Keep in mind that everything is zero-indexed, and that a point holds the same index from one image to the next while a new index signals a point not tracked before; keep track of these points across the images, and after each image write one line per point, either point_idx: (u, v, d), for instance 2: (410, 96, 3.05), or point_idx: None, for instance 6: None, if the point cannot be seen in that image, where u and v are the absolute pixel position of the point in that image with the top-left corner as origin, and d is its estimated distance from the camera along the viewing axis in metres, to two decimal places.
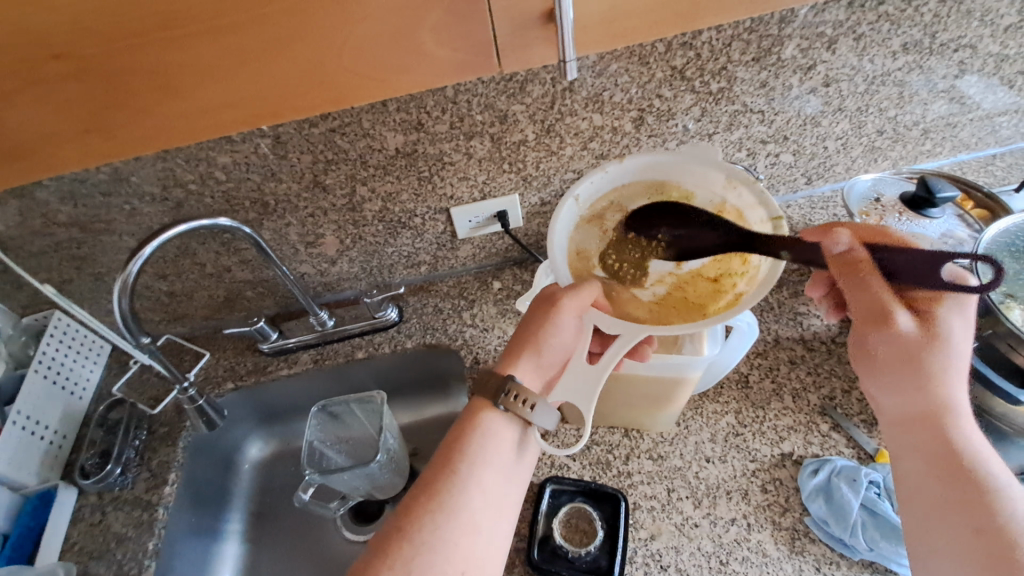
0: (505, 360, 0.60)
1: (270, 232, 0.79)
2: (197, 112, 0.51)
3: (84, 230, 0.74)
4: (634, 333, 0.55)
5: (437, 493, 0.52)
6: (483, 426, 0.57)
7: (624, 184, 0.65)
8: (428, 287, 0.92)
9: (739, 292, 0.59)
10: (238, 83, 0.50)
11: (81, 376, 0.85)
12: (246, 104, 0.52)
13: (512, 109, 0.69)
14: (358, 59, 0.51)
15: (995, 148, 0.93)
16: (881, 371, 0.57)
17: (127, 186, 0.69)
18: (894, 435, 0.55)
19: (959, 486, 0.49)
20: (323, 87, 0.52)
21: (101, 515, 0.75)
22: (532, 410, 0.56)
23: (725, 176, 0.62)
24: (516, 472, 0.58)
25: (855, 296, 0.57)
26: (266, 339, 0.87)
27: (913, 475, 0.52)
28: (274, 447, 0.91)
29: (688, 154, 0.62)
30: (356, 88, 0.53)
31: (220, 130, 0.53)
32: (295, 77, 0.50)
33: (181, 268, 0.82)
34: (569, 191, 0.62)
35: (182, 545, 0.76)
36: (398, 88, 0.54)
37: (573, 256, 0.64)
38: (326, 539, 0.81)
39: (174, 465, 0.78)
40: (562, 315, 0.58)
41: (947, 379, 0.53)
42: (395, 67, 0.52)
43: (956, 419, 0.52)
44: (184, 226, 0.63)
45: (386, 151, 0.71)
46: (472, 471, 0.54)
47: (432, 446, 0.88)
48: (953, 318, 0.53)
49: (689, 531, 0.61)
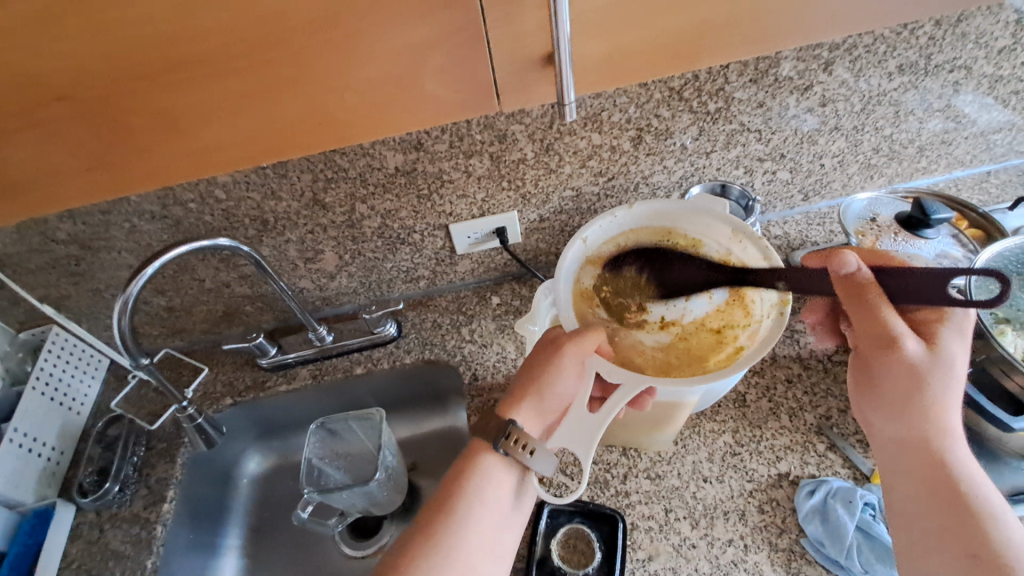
0: (507, 401, 0.61)
1: (270, 249, 0.79)
2: (197, 149, 0.51)
3: (83, 247, 0.74)
4: (635, 382, 0.56)
5: (431, 537, 0.53)
6: (481, 469, 0.57)
7: (631, 229, 0.70)
8: (427, 301, 0.92)
9: (741, 345, 0.61)
10: (240, 122, 0.50)
11: (79, 391, 0.84)
12: (249, 144, 0.52)
13: (511, 128, 0.69)
14: (361, 99, 0.51)
15: (989, 165, 0.93)
16: (877, 391, 0.56)
17: (127, 205, 0.69)
18: (890, 458, 0.55)
19: (956, 515, 0.49)
20: (324, 125, 0.52)
21: (99, 532, 0.74)
22: (531, 455, 0.57)
23: (730, 229, 0.67)
24: (513, 516, 0.58)
25: (859, 317, 0.54)
26: (264, 355, 0.87)
27: (911, 502, 0.53)
28: (272, 461, 0.91)
29: (694, 205, 0.68)
30: (356, 124, 0.53)
31: (220, 166, 0.53)
32: (299, 118, 0.51)
33: (181, 283, 0.82)
34: (577, 233, 0.68)
35: (181, 562, 0.76)
36: (400, 125, 0.54)
37: (579, 297, 0.66)
38: (325, 555, 0.81)
39: (174, 482, 0.78)
40: (565, 359, 0.59)
41: (946, 405, 0.53)
42: (398, 105, 0.53)
43: (952, 445, 0.53)
44: (185, 247, 0.62)
45: (386, 170, 0.71)
46: (469, 513, 0.55)
47: (431, 461, 0.88)
48: (953, 344, 0.54)
49: (687, 552, 0.62)
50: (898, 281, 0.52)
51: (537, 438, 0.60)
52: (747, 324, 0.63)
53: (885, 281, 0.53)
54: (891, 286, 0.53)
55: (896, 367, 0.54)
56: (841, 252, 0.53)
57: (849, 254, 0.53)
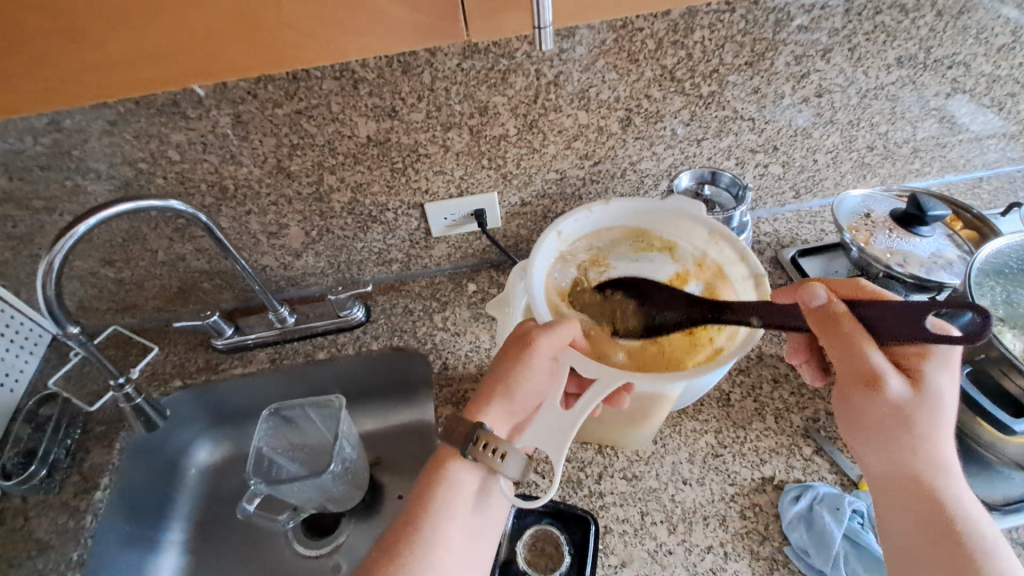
0: (473, 404, 0.56)
1: (230, 220, 0.73)
2: (109, 62, 0.41)
3: (20, 207, 0.68)
4: (613, 376, 0.52)
5: (399, 556, 0.48)
6: (449, 479, 0.52)
7: (605, 229, 0.68)
8: (400, 287, 0.87)
9: (719, 347, 0.59)
10: (159, 31, 0.40)
11: (14, 366, 0.77)
12: (168, 56, 0.41)
13: (493, 100, 0.65)
14: (308, 10, 0.42)
15: (982, 171, 0.91)
16: (859, 427, 0.53)
17: (70, 161, 0.64)
18: (877, 495, 0.52)
19: (951, 557, 0.46)
20: (257, 39, 0.42)
21: (24, 520, 0.68)
22: (502, 460, 0.52)
23: (707, 231, 0.64)
24: (486, 528, 0.53)
25: (841, 355, 0.50)
26: (220, 335, 0.81)
27: (900, 538, 0.49)
28: (224, 451, 0.85)
29: (672, 204, 0.65)
30: (298, 49, 0.43)
31: (137, 89, 0.43)
32: (230, 25, 0.41)
33: (131, 254, 0.76)
34: (552, 226, 0.65)
35: (113, 557, 0.69)
36: (350, 51, 0.45)
37: (552, 292, 0.62)
38: (274, 553, 0.75)
39: (109, 470, 0.71)
40: (536, 356, 0.54)
41: (932, 440, 0.49)
42: (342, 16, 0.43)
43: (943, 480, 0.49)
44: (129, 206, 0.56)
45: (357, 138, 0.66)
46: (436, 529, 0.50)
47: (396, 456, 0.83)
48: (940, 377, 0.50)
49: (662, 558, 0.57)
50: (874, 314, 0.50)
51: (506, 439, 0.55)
52: (723, 325, 0.60)
53: (861, 314, 0.50)
54: (867, 318, 0.50)
55: (878, 405, 0.50)
56: (811, 284, 0.52)
57: (819, 286, 0.52)
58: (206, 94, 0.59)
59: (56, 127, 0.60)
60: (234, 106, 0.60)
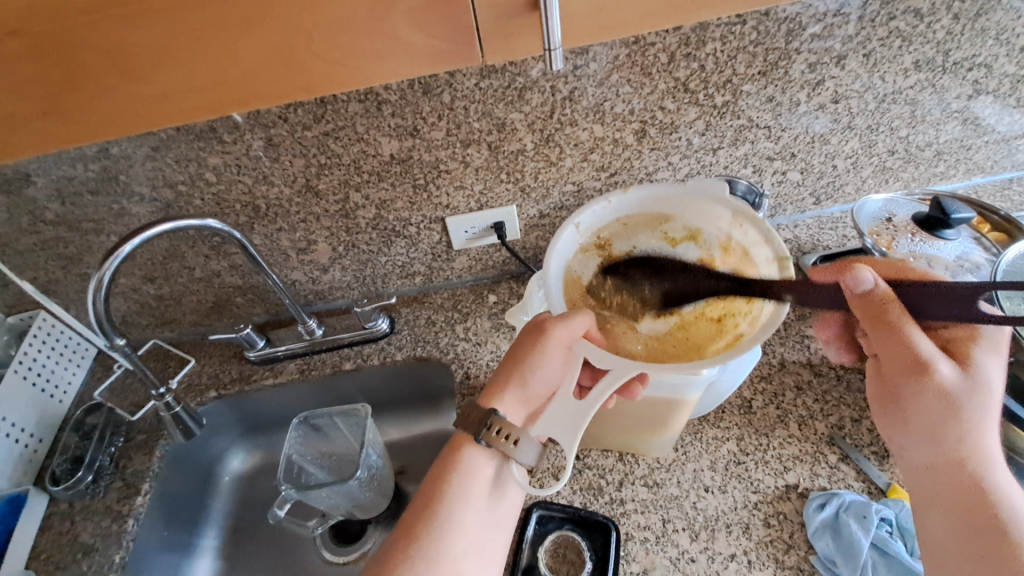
0: (489, 391, 0.58)
1: (262, 237, 0.77)
2: (159, 96, 0.44)
3: (71, 228, 0.73)
4: (626, 366, 0.51)
5: (417, 537, 0.49)
6: (464, 465, 0.54)
7: (625, 216, 0.67)
8: (422, 298, 0.89)
9: (740, 333, 0.59)
10: (200, 66, 0.43)
11: (63, 380, 0.82)
12: (207, 89, 0.44)
13: (510, 116, 0.67)
14: (332, 41, 0.44)
15: (1011, 172, 0.89)
16: (910, 422, 0.53)
17: (116, 186, 0.68)
18: (920, 488, 0.51)
19: (985, 537, 0.45)
20: (288, 70, 0.44)
21: (70, 524, 0.71)
22: (515, 445, 0.53)
23: (731, 212, 0.62)
24: (502, 514, 0.55)
25: (887, 342, 0.53)
26: (252, 347, 0.84)
27: (941, 527, 0.48)
28: (256, 459, 0.88)
29: (693, 189, 0.64)
30: (325, 77, 0.46)
31: (185, 117, 0.46)
32: (263, 61, 0.43)
33: (170, 271, 0.80)
34: (570, 218, 0.64)
35: (154, 559, 0.72)
36: (370, 77, 0.47)
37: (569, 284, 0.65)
38: (303, 557, 0.77)
39: (149, 476, 0.75)
40: (551, 345, 0.56)
41: (979, 428, 0.50)
42: (363, 47, 0.45)
43: (990, 470, 0.48)
44: (170, 226, 0.60)
45: (380, 157, 0.69)
46: (454, 513, 0.51)
47: (421, 465, 0.84)
48: (988, 365, 0.52)
49: (685, 566, 0.57)
50: (918, 294, 0.51)
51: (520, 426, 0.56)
52: (749, 311, 0.59)
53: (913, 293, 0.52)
54: (920, 296, 0.51)
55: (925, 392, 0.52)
56: (855, 268, 0.53)
57: (864, 270, 0.53)
58: (241, 120, 0.63)
59: (104, 154, 0.65)
60: (266, 129, 0.63)
